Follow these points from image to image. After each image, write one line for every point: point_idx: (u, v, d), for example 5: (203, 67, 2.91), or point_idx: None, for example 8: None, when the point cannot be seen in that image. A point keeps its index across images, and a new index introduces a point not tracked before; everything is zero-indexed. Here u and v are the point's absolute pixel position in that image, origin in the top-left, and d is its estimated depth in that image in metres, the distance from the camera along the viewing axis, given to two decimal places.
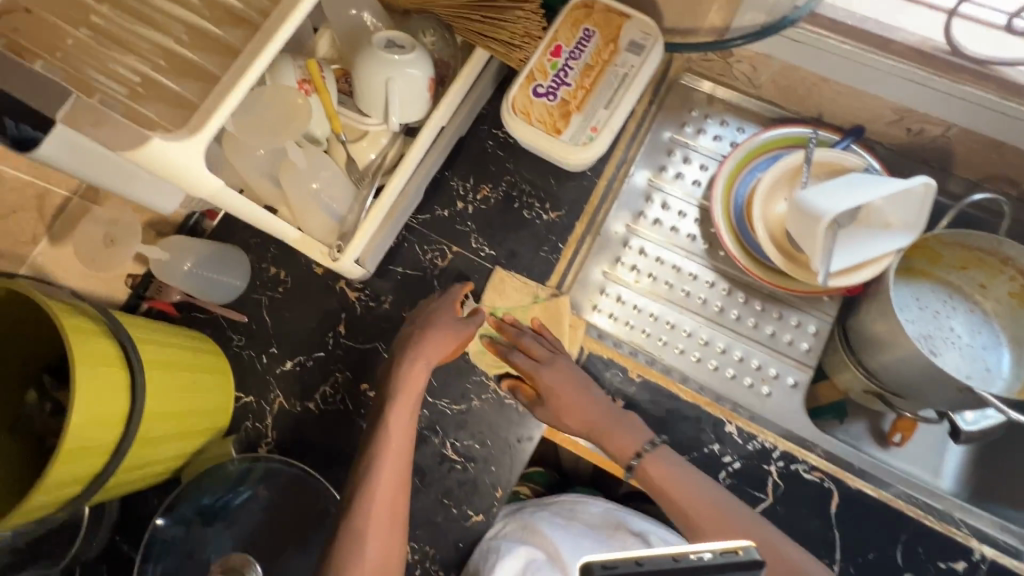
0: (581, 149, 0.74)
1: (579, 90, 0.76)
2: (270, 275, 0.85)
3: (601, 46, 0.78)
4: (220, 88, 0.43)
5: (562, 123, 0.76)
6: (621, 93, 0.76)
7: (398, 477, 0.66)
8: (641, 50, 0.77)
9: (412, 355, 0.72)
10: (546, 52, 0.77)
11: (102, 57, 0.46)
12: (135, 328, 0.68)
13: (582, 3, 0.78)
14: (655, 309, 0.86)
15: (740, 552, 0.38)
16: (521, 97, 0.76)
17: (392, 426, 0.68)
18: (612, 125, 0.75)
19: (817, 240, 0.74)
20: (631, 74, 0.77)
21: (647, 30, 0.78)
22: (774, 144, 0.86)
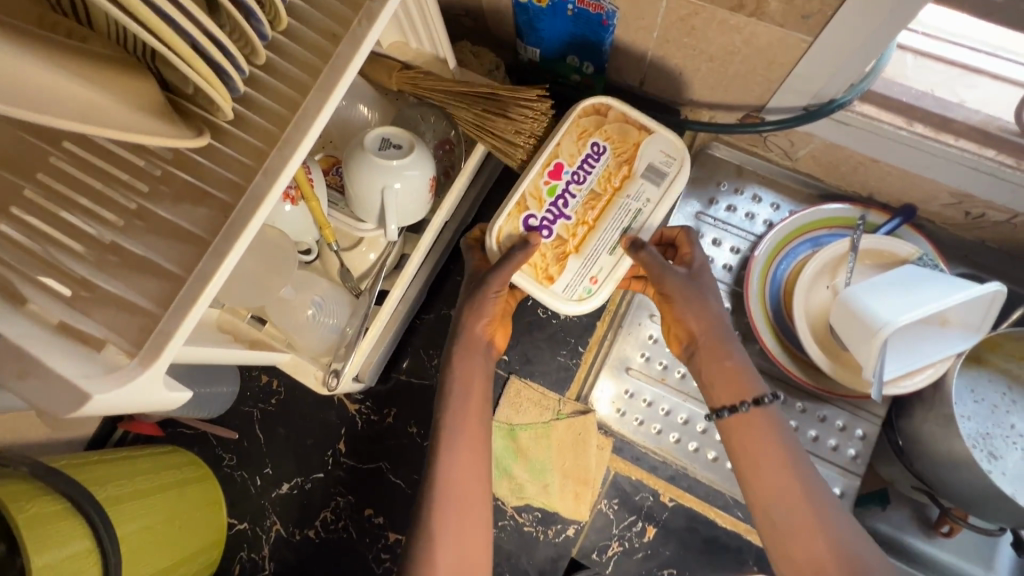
0: (575, 304, 0.65)
1: (580, 224, 0.67)
2: (261, 384, 0.77)
3: (613, 168, 0.68)
4: (181, 300, 0.35)
5: (555, 269, 0.65)
6: (630, 231, 0.66)
7: (471, 474, 0.60)
8: (662, 179, 0.67)
9: (467, 334, 0.66)
10: (542, 173, 0.67)
11: (40, 250, 0.37)
12: (108, 477, 0.61)
13: (593, 109, 0.68)
14: (687, 411, 0.75)
15: None
16: (510, 231, 0.66)
17: (455, 414, 0.62)
18: (616, 275, 0.65)
19: (869, 350, 0.65)
20: (646, 212, 0.67)
21: (668, 152, 0.67)
22: (815, 225, 0.78)
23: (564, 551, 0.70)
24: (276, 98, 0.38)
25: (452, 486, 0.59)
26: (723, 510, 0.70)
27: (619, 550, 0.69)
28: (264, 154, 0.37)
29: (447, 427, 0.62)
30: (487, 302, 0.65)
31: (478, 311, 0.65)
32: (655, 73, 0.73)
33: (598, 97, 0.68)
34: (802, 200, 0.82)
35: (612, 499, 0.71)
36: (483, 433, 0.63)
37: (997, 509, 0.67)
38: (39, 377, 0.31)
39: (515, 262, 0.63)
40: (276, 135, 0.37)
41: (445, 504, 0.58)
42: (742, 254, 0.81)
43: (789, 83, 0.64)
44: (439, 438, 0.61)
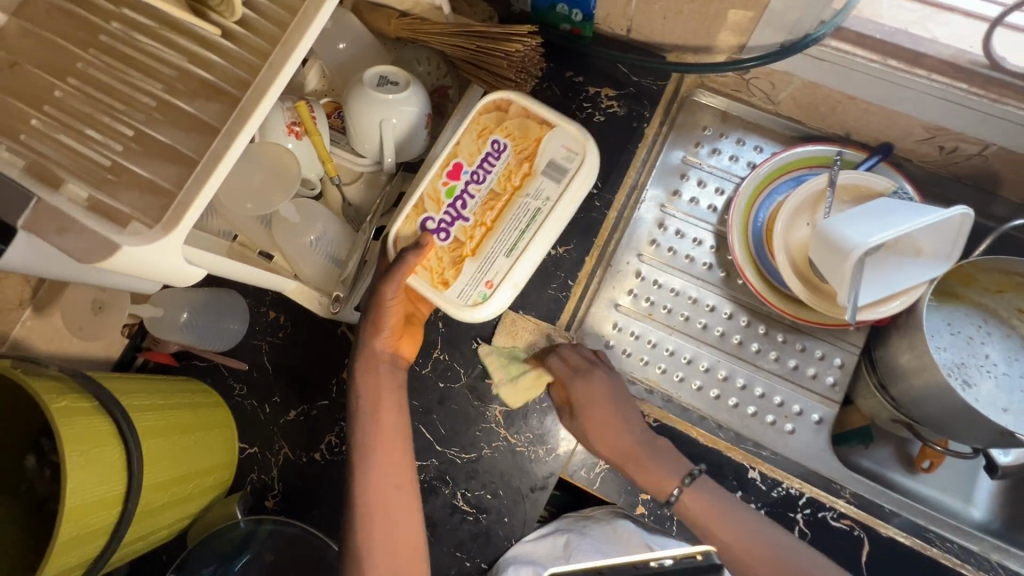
0: (469, 308, 0.68)
1: (479, 226, 0.70)
2: (268, 319, 0.82)
3: (513, 165, 0.70)
4: (195, 176, 0.39)
5: (450, 273, 0.69)
6: (528, 230, 0.69)
7: (389, 481, 0.67)
8: (562, 175, 0.70)
9: (369, 351, 0.70)
10: (440, 175, 0.70)
11: (72, 141, 0.42)
12: (130, 390, 0.66)
13: (492, 106, 0.71)
14: (673, 343, 0.80)
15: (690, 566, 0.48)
16: (409, 234, 0.69)
17: (367, 428, 0.68)
18: (511, 276, 0.68)
19: (843, 272, 0.69)
20: (545, 210, 0.69)
21: (570, 147, 0.70)
22: (796, 165, 0.81)
23: (554, 469, 0.74)
24: (278, 3, 0.42)
25: (370, 492, 0.66)
26: (704, 430, 0.76)
27: (606, 467, 0.74)
28: (268, 52, 0.41)
29: (360, 443, 0.68)
30: (384, 313, 0.68)
31: (377, 330, 0.69)
32: (639, 18, 0.77)
33: (499, 93, 0.71)
34: (784, 143, 0.85)
35: None
36: (398, 434, 0.69)
37: (966, 426, 0.70)
38: (77, 233, 0.36)
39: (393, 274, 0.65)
40: (279, 35, 0.42)
41: (370, 510, 0.66)
42: (727, 195, 0.84)
43: (766, 17, 0.68)
44: (358, 450, 0.68)
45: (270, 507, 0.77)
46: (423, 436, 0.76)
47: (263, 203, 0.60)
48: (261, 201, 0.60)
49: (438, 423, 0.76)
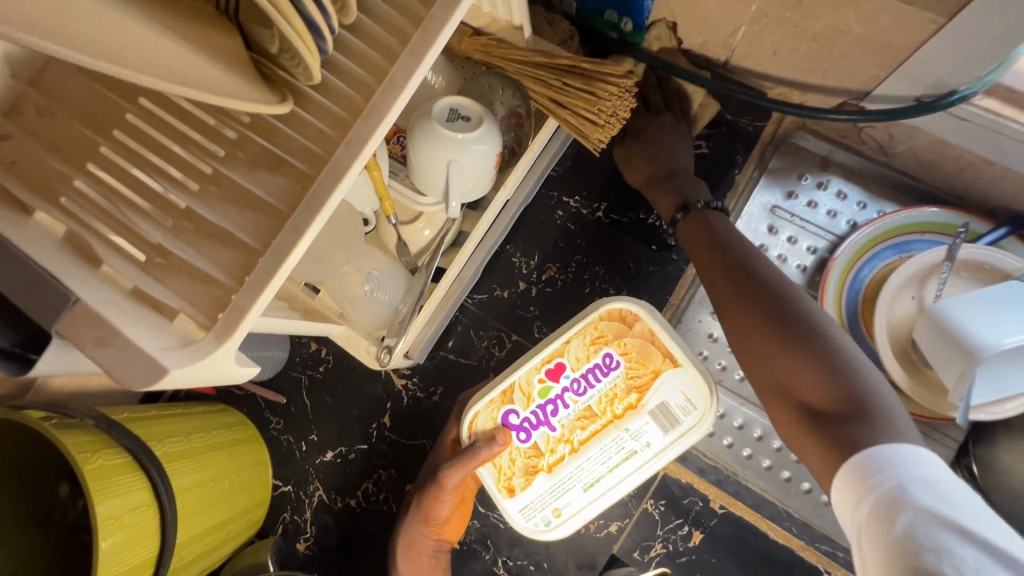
0: (526, 526, 0.59)
1: (563, 441, 0.58)
2: (310, 351, 0.77)
3: (621, 391, 0.57)
4: (253, 271, 0.33)
5: (519, 481, 0.58)
6: (617, 470, 0.58)
7: None
8: (672, 426, 0.57)
9: (413, 539, 0.64)
10: (538, 368, 0.58)
11: (114, 213, 0.36)
12: (164, 433, 0.62)
13: (619, 314, 0.58)
14: (743, 415, 0.71)
15: None
16: (486, 419, 0.59)
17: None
18: (583, 513, 0.58)
19: (962, 370, 0.60)
20: (641, 456, 0.57)
21: (690, 397, 0.57)
22: (906, 229, 0.71)
23: (606, 547, 0.69)
24: (360, 63, 0.36)
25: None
26: (776, 524, 0.67)
27: (662, 552, 0.68)
28: (346, 124, 0.35)
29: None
30: (437, 503, 0.61)
31: (427, 520, 0.63)
32: (743, 50, 0.67)
33: (630, 302, 0.58)
34: (890, 199, 0.75)
35: (659, 502, 0.68)
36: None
37: None
38: (118, 348, 0.30)
39: (451, 479, 0.58)
40: (360, 104, 0.35)
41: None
42: (819, 254, 0.75)
43: (904, 67, 0.57)
44: None
45: (301, 551, 0.74)
46: None
47: None
48: None
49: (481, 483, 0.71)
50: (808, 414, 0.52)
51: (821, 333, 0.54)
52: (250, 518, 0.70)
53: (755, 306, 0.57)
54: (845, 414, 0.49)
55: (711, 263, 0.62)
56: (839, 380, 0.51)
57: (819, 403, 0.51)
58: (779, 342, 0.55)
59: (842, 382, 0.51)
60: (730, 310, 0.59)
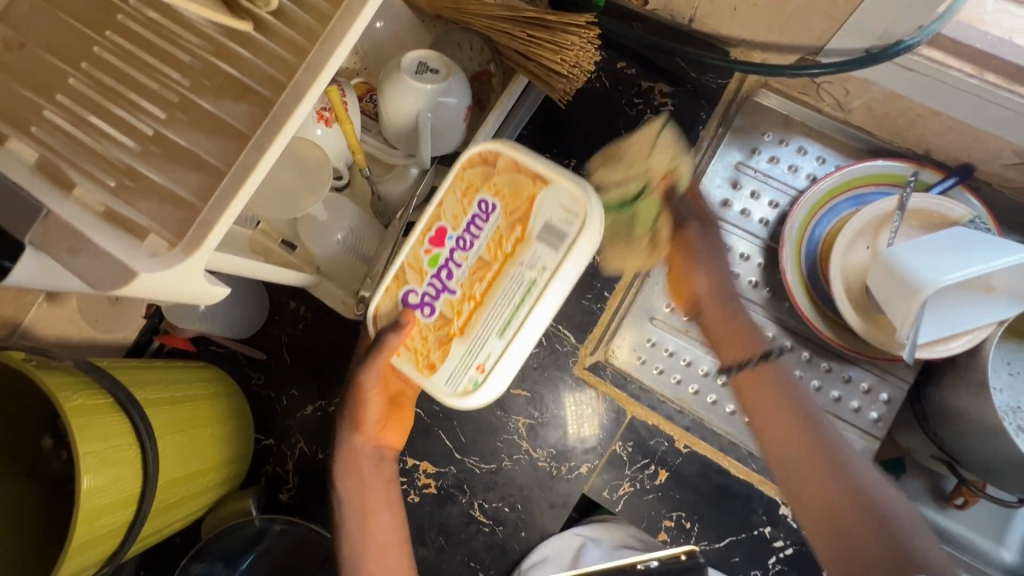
0: (459, 396, 0.60)
1: (467, 300, 0.60)
2: (290, 310, 0.79)
3: (504, 229, 0.60)
4: (219, 188, 0.35)
5: (437, 355, 0.61)
6: (524, 305, 0.59)
7: None
8: (560, 242, 0.59)
9: (350, 447, 0.66)
10: (422, 241, 0.62)
11: (85, 141, 0.38)
12: (143, 381, 0.63)
13: (480, 159, 0.61)
14: (710, 364, 0.75)
15: (682, 558, 0.66)
16: (389, 306, 0.62)
17: (352, 535, 0.64)
18: (506, 360, 0.59)
19: (907, 310, 0.63)
20: (541, 282, 0.59)
21: (569, 207, 0.59)
22: (862, 181, 0.75)
23: (576, 487, 0.72)
24: None
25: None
26: (739, 460, 0.71)
27: (630, 490, 0.71)
28: (306, 51, 0.37)
29: (345, 553, 0.63)
30: (363, 405, 0.65)
31: (357, 425, 0.66)
32: (705, 7, 0.69)
33: (486, 144, 0.61)
34: (848, 154, 0.78)
35: (627, 444, 0.72)
36: (388, 540, 0.64)
37: (1019, 480, 0.64)
38: (89, 254, 0.32)
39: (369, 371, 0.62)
40: (319, 31, 0.37)
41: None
42: (781, 208, 0.79)
43: (853, 18, 0.59)
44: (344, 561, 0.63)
45: (284, 501, 0.76)
46: (442, 442, 0.74)
47: (290, 205, 0.54)
48: (288, 203, 0.54)
49: (458, 430, 0.74)
50: None
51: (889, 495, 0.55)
52: (235, 468, 0.73)
53: (819, 454, 0.58)
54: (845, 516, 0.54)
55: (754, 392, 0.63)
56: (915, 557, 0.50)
57: (822, 504, 0.56)
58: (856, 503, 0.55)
59: (865, 496, 0.55)
60: (802, 462, 0.58)
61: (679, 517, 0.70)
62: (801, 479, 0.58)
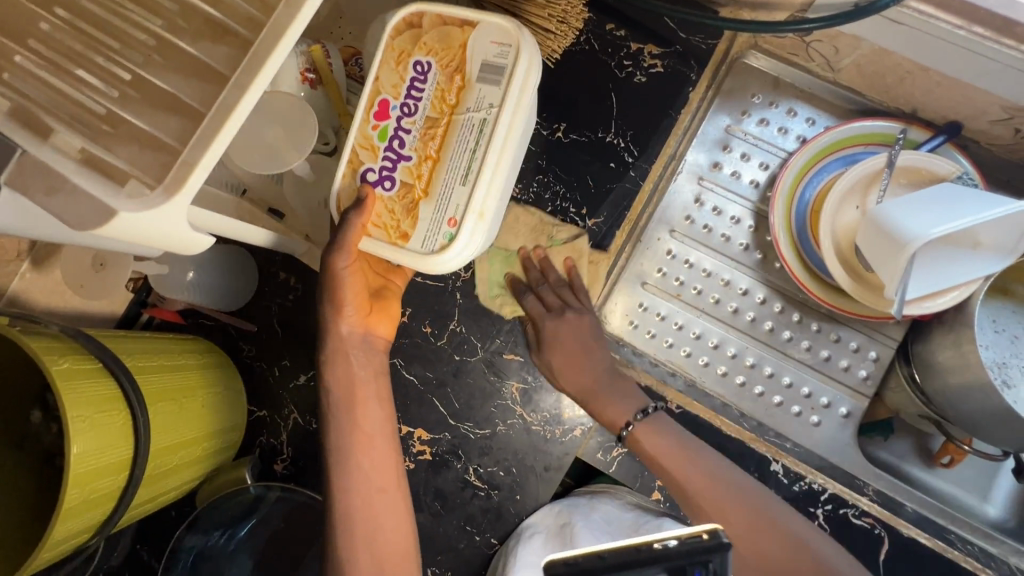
0: (438, 254, 0.55)
1: (425, 160, 0.57)
2: (280, 280, 0.79)
3: (445, 83, 0.57)
4: (199, 129, 0.35)
5: (408, 223, 0.57)
6: (482, 149, 0.55)
7: (377, 482, 0.62)
8: (500, 75, 0.56)
9: (336, 332, 0.62)
10: (367, 119, 0.58)
11: (60, 85, 0.37)
12: (132, 349, 0.62)
13: (404, 26, 0.58)
14: (701, 328, 0.78)
15: (705, 536, 0.43)
16: (349, 193, 0.58)
17: (341, 424, 0.62)
18: (478, 205, 0.55)
19: (894, 264, 0.64)
20: (492, 119, 0.55)
21: (500, 41, 0.56)
22: (851, 141, 0.75)
23: (570, 450, 0.72)
24: None
25: (357, 500, 0.61)
26: (731, 420, 0.73)
27: (623, 451, 0.72)
28: None
29: (334, 441, 0.62)
30: (346, 285, 0.60)
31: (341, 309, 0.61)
32: None
33: (404, 9, 0.58)
34: (837, 115, 0.78)
35: None
36: (376, 430, 0.63)
37: (1005, 432, 0.65)
38: (66, 192, 0.31)
39: (350, 243, 0.56)
40: None
41: (354, 522, 0.60)
42: (771, 170, 0.79)
43: None
44: (333, 458, 0.61)
45: (279, 471, 0.76)
46: (436, 409, 0.75)
47: (274, 161, 0.53)
48: (273, 159, 0.53)
49: (451, 396, 0.75)
50: None
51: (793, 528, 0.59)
52: (229, 437, 0.73)
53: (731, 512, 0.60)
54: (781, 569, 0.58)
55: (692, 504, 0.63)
56: None
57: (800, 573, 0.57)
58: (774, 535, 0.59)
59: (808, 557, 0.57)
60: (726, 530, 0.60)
61: None
62: (743, 537, 0.59)
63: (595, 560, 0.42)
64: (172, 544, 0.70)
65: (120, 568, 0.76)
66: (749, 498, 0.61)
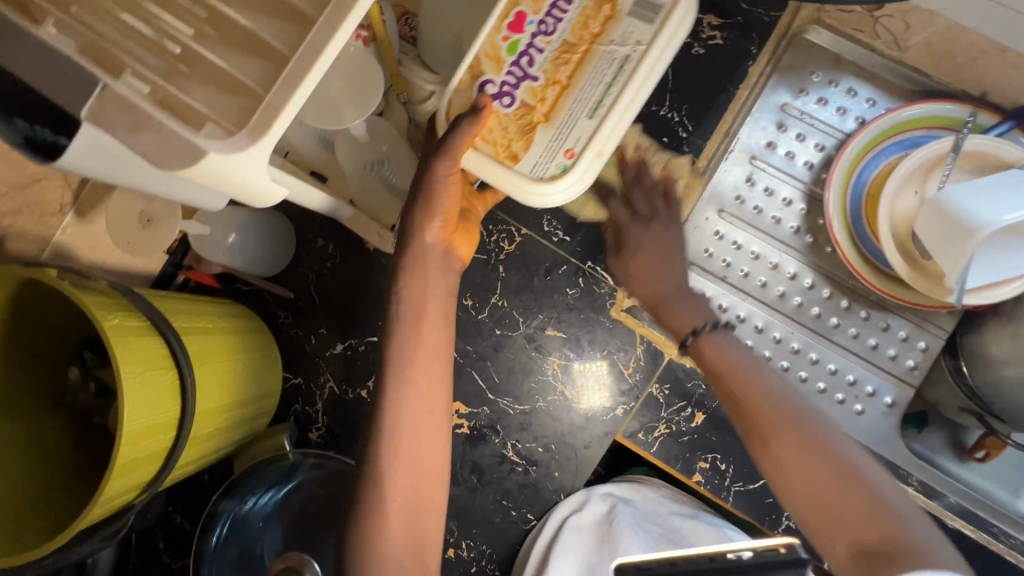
0: (547, 184, 0.54)
1: (551, 86, 0.55)
2: (318, 247, 0.77)
3: (592, 10, 0.55)
4: (284, 71, 0.33)
5: (519, 146, 0.55)
6: (616, 85, 0.54)
7: (425, 406, 0.55)
8: (655, 14, 0.54)
9: (418, 242, 0.59)
10: (499, 28, 0.55)
11: (132, 19, 0.34)
12: (176, 308, 0.61)
13: None
14: (747, 311, 0.76)
15: (781, 549, 0.38)
16: (463, 103, 0.56)
17: (404, 336, 0.57)
18: (601, 141, 0.54)
19: (961, 251, 0.62)
20: (636, 57, 0.54)
21: None
22: (916, 124, 0.72)
23: (611, 429, 0.72)
24: None
25: (402, 421, 0.54)
26: None
27: (666, 432, 0.71)
28: None
29: (394, 352, 0.56)
30: (440, 197, 0.57)
31: (432, 214, 0.58)
32: None
33: None
34: (899, 96, 0.75)
35: (663, 386, 0.71)
36: (438, 347, 0.58)
37: None
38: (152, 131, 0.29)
39: (457, 152, 0.54)
40: None
41: (398, 440, 0.54)
42: (827, 152, 0.76)
43: None
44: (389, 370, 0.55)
45: (314, 440, 0.76)
46: (475, 382, 0.74)
47: (332, 117, 0.51)
48: (332, 115, 0.51)
49: (491, 370, 0.73)
50: (864, 554, 0.45)
51: (867, 474, 0.49)
52: (265, 403, 0.72)
53: (779, 430, 0.52)
54: (893, 547, 0.44)
55: (756, 450, 0.54)
56: (884, 519, 0.45)
57: (868, 538, 0.45)
58: (813, 456, 0.50)
59: (884, 518, 0.45)
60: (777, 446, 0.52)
61: (714, 458, 0.70)
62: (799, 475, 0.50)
63: (667, 565, 0.37)
64: (209, 505, 0.70)
65: (153, 528, 0.76)
66: (805, 426, 0.52)
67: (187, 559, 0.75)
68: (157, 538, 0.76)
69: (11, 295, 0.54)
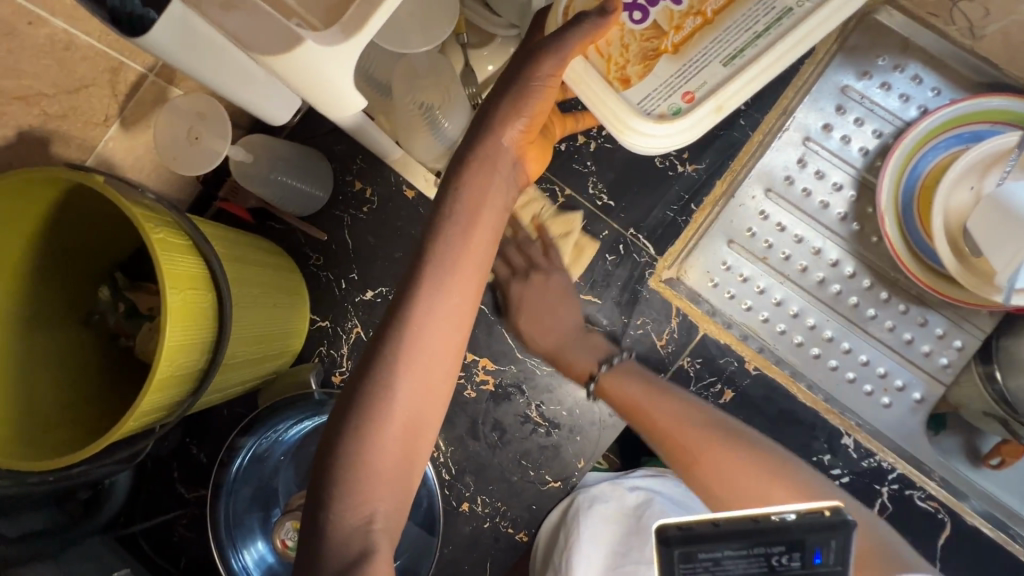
0: (652, 119, 0.56)
1: (691, 18, 0.56)
2: (355, 190, 0.76)
3: None
4: None
5: (636, 70, 0.57)
6: (761, 37, 0.55)
7: (453, 319, 0.54)
8: None
9: (496, 138, 0.56)
10: None
11: None
12: (213, 233, 0.60)
13: None
14: (783, 295, 0.75)
15: (825, 512, 0.44)
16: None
17: (453, 237, 0.55)
18: (724, 89, 0.55)
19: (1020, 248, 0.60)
20: (799, 12, 0.54)
21: None
22: (983, 117, 0.69)
23: None
24: None
25: (432, 326, 0.53)
26: (805, 388, 0.72)
27: None
28: None
29: (437, 252, 0.54)
30: (531, 98, 0.55)
31: (513, 119, 0.56)
32: None
33: None
34: (965, 89, 0.73)
35: (695, 360, 0.72)
36: (479, 261, 0.56)
37: None
38: None
39: (568, 53, 0.53)
40: None
41: (421, 344, 0.53)
42: (883, 139, 0.74)
43: None
44: (429, 270, 0.53)
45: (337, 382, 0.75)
46: (505, 340, 0.73)
47: (398, 39, 0.49)
48: (398, 37, 0.49)
49: None
50: None
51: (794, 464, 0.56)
52: (280, 341, 0.69)
53: (702, 444, 0.58)
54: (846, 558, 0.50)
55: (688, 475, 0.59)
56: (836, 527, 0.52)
57: None
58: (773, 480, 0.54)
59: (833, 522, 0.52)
60: (694, 459, 0.58)
61: None
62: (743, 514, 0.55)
63: (710, 527, 0.43)
64: (226, 449, 0.68)
65: (169, 457, 0.76)
66: (756, 455, 0.56)
67: (201, 491, 0.75)
68: (172, 467, 0.76)
69: (55, 199, 0.53)
